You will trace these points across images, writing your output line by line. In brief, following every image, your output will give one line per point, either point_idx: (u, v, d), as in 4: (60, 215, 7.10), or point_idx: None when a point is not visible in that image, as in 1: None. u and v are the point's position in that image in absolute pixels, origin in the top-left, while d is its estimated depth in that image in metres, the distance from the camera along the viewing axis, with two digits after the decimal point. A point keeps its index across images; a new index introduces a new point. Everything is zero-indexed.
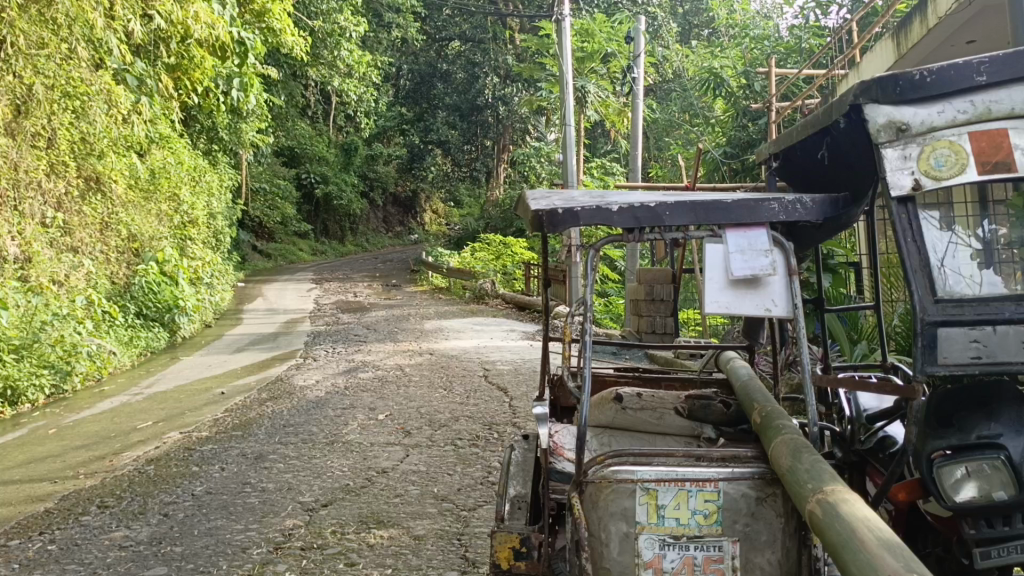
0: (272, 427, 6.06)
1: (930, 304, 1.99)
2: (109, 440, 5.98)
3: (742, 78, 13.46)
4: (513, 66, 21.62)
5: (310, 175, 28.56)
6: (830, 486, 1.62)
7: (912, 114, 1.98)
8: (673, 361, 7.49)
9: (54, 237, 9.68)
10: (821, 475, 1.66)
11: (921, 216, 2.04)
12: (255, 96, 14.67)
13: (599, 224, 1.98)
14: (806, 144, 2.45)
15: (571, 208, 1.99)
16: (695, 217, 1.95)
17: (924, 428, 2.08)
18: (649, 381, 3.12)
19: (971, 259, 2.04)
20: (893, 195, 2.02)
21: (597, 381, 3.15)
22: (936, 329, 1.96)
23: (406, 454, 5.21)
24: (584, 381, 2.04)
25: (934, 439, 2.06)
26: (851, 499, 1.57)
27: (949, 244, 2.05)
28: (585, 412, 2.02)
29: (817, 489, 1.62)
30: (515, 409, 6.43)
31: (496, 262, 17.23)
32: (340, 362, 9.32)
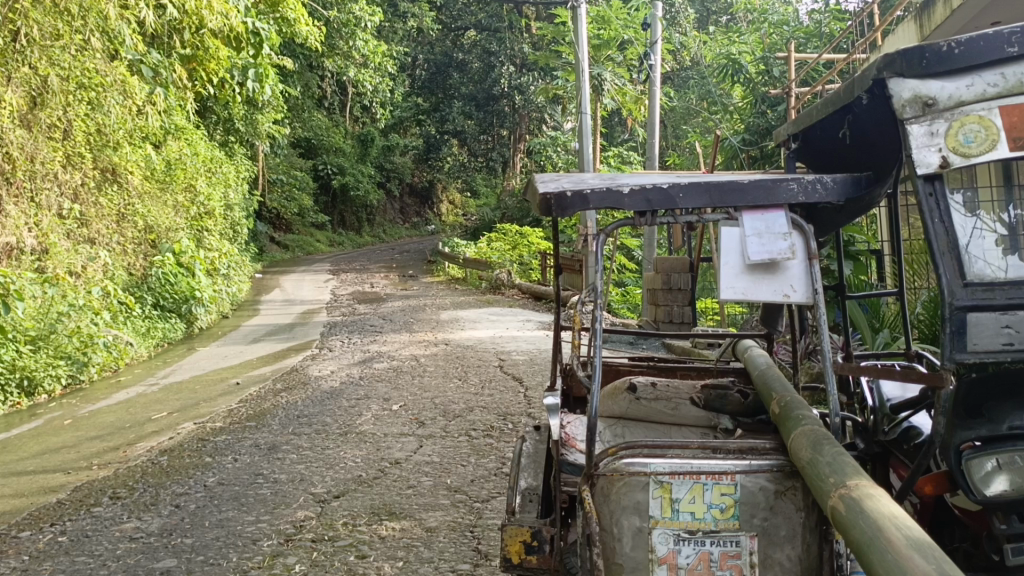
0: (286, 418, 6.03)
1: (959, 287, 1.91)
2: (123, 431, 5.98)
3: (760, 65, 13.31)
4: (529, 55, 21.52)
5: (327, 166, 28.61)
6: (853, 480, 1.54)
7: (939, 88, 1.88)
8: (691, 350, 7.41)
9: (71, 229, 9.72)
10: (843, 467, 1.58)
11: (948, 196, 1.94)
12: (270, 87, 14.65)
13: (609, 207, 1.91)
14: (826, 123, 2.36)
15: (580, 191, 1.92)
16: (708, 200, 1.87)
17: (952, 418, 1.97)
18: (664, 371, 3.04)
19: (996, 245, 1.95)
20: (920, 172, 1.92)
21: (610, 370, 3.07)
22: (965, 313, 1.88)
23: (420, 444, 5.16)
24: (595, 370, 1.96)
25: (963, 430, 1.97)
26: (876, 495, 1.49)
27: (974, 229, 1.96)
28: (595, 401, 1.94)
29: (840, 483, 1.54)
30: (529, 399, 6.37)
31: (513, 252, 17.17)
32: (355, 353, 9.29)
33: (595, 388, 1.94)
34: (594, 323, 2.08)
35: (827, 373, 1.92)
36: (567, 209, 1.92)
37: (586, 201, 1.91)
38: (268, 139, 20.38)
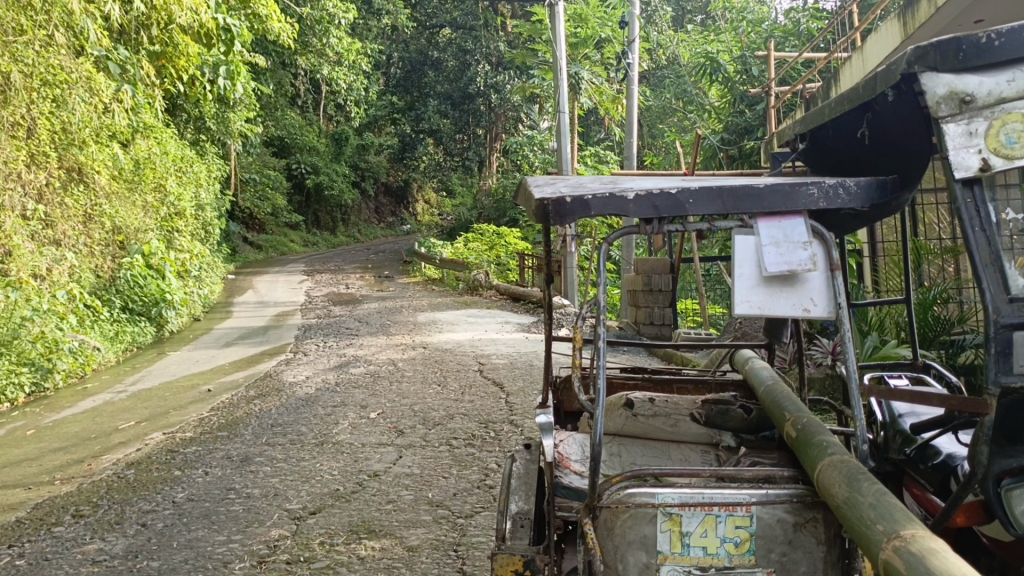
0: (260, 427, 5.82)
1: (1004, 304, 1.70)
2: (88, 442, 5.73)
3: (738, 64, 13.27)
4: (506, 53, 21.38)
5: (301, 165, 28.26)
6: (907, 529, 1.36)
7: (977, 84, 1.70)
8: (674, 354, 7.30)
9: (36, 230, 9.41)
10: (890, 510, 1.42)
11: (987, 201, 1.74)
12: (242, 84, 14.36)
13: (612, 214, 1.76)
14: (843, 121, 2.24)
15: (581, 195, 1.77)
16: (721, 206, 1.73)
17: (992, 446, 1.73)
18: (659, 384, 2.90)
19: (997, 243, 1.74)
20: (958, 176, 1.73)
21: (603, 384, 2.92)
22: (1012, 333, 1.68)
23: (400, 455, 4.97)
24: (598, 398, 1.79)
25: (1002, 458, 1.73)
26: (938, 549, 1.31)
27: (979, 226, 1.74)
28: (598, 431, 1.76)
29: (891, 533, 1.37)
30: (511, 406, 6.21)
31: (489, 253, 17.02)
32: (331, 357, 9.09)
33: (598, 416, 1.77)
34: (594, 336, 1.92)
35: (851, 394, 1.78)
36: (566, 216, 1.77)
37: (585, 206, 1.76)
38: (241, 137, 20.06)
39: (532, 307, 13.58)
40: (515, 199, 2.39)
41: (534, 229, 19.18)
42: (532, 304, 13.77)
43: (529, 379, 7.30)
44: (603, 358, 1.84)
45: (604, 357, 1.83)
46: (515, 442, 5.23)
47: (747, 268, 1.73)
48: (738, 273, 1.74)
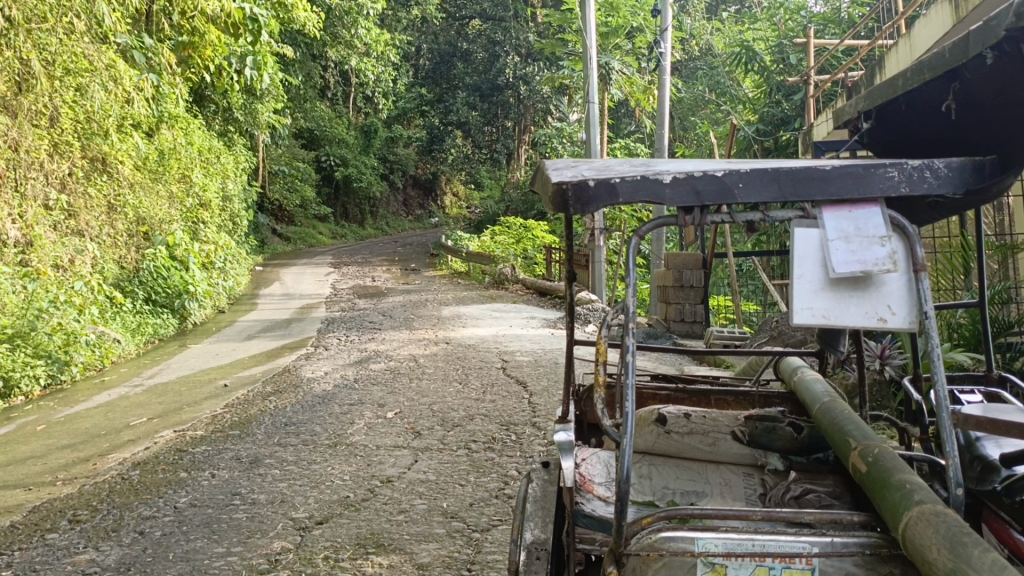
0: (273, 426, 5.59)
1: None
2: (97, 439, 5.54)
3: (775, 53, 12.88)
4: (536, 43, 21.07)
5: (330, 157, 28.19)
6: None
7: None
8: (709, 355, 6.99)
9: (58, 220, 9.25)
10: None
11: None
12: (268, 74, 14.19)
13: (645, 202, 1.48)
14: (928, 92, 2.08)
15: (606, 179, 1.50)
16: (775, 191, 1.45)
17: None
18: (693, 394, 2.60)
19: None
20: None
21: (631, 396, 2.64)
22: None
23: (415, 459, 4.72)
24: (625, 432, 1.43)
25: None
26: None
27: None
28: (627, 465, 1.43)
29: None
30: (535, 408, 5.93)
31: (517, 246, 16.75)
32: (352, 352, 8.86)
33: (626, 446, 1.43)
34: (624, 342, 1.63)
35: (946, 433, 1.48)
36: (587, 204, 1.49)
37: (610, 192, 1.48)
38: (269, 128, 19.98)
39: (559, 302, 13.29)
40: (533, 187, 2.13)
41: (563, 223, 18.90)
42: (559, 299, 13.48)
43: (554, 378, 7.02)
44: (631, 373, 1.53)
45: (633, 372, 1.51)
46: (538, 446, 4.95)
47: (809, 267, 1.45)
48: (798, 274, 1.46)
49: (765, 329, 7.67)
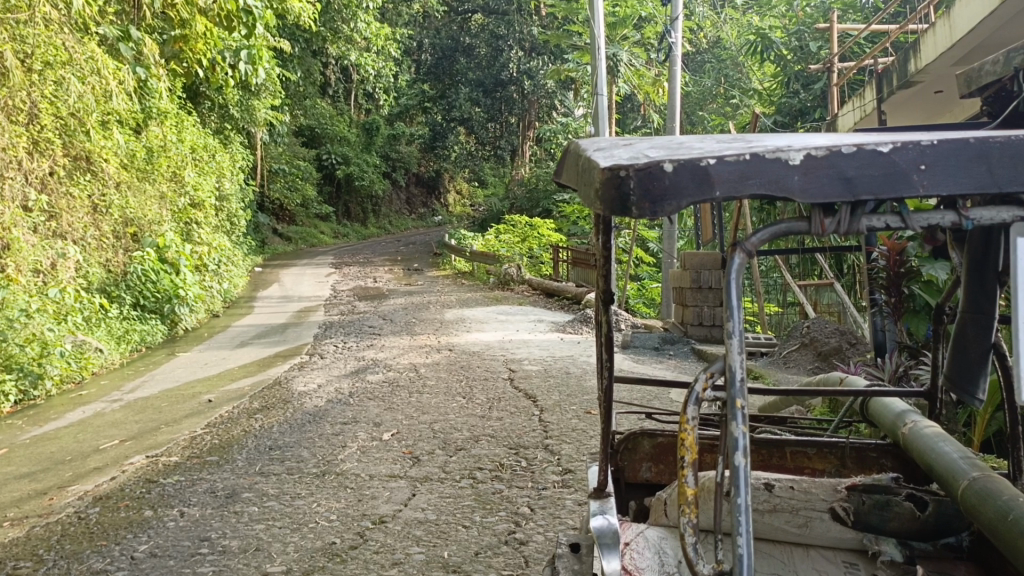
0: (256, 451, 5.02)
1: None
2: (61, 466, 5.00)
3: (792, 41, 12.31)
4: (540, 36, 20.53)
5: (331, 155, 27.62)
6: None
7: None
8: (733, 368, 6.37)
9: (38, 222, 8.65)
10: None
11: None
12: (264, 69, 13.59)
13: (766, 193, 1.25)
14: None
15: (702, 162, 1.24)
16: (965, 180, 1.24)
17: None
18: (760, 446, 2.23)
19: None
20: None
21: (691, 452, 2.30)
22: None
23: (413, 493, 4.14)
24: None
25: None
26: None
27: None
28: None
29: None
30: (546, 427, 5.37)
31: (522, 245, 16.22)
32: (348, 361, 8.28)
33: None
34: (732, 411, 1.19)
35: None
36: (659, 201, 1.23)
37: (700, 182, 1.24)
38: (267, 125, 19.46)
39: (567, 303, 12.74)
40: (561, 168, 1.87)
41: (570, 221, 18.33)
42: (568, 300, 12.92)
43: (567, 390, 6.46)
44: (743, 491, 1.16)
45: (748, 513, 1.14)
46: (551, 476, 4.39)
47: None
48: None
49: (794, 335, 7.09)
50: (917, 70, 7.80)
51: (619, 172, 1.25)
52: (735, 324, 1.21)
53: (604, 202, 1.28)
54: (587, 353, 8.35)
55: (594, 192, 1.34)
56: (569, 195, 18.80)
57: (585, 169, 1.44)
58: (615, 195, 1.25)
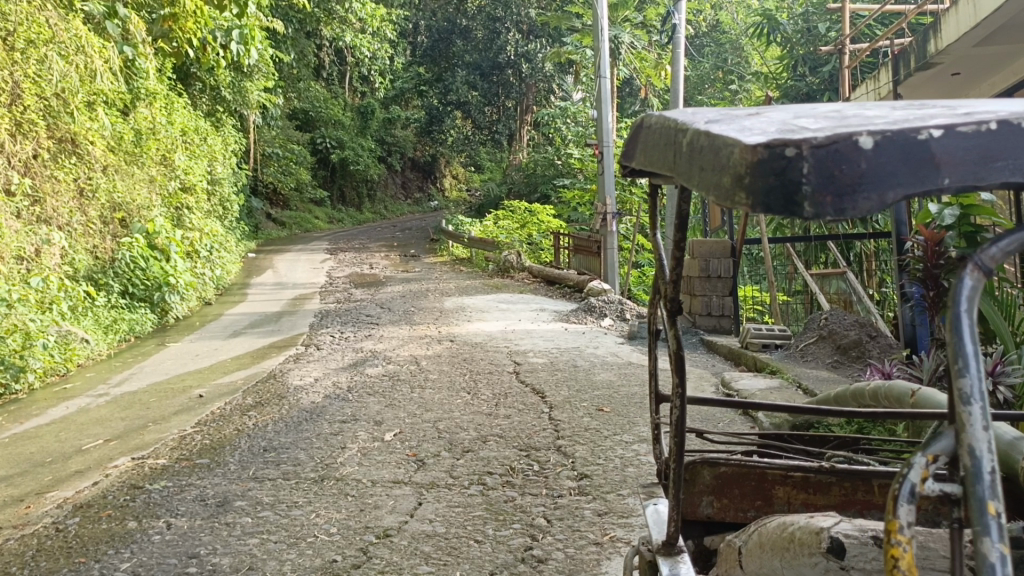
0: (249, 453, 4.72)
1: None
2: (40, 470, 4.69)
3: (800, 22, 12.00)
4: (539, 18, 20.19)
5: (325, 139, 27.22)
6: None
7: None
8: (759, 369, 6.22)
9: (22, 206, 8.27)
10: None
11: None
12: (257, 50, 13.21)
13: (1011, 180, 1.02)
14: None
15: (927, 137, 1.00)
16: None
17: None
18: (847, 481, 2.01)
19: None
20: None
21: (759, 482, 2.09)
22: None
23: (419, 501, 3.84)
24: None
25: None
26: None
27: None
28: None
29: None
30: (557, 426, 5.07)
31: (521, 231, 15.91)
32: (346, 352, 7.97)
33: None
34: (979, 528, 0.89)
35: None
36: (850, 192, 0.97)
37: (915, 166, 0.99)
38: (260, 108, 19.09)
39: (569, 292, 12.45)
40: (640, 153, 1.69)
41: (570, 207, 18.03)
42: (570, 288, 12.63)
43: (576, 386, 6.17)
44: None
45: None
46: (567, 482, 4.09)
47: None
48: None
49: (811, 327, 6.80)
50: (938, 50, 7.48)
51: (781, 153, 0.98)
52: (975, 386, 0.93)
53: (751, 192, 1.00)
54: (594, 345, 8.04)
55: (730, 179, 1.06)
56: (568, 179, 18.49)
57: (711, 148, 1.16)
58: (776, 184, 0.98)
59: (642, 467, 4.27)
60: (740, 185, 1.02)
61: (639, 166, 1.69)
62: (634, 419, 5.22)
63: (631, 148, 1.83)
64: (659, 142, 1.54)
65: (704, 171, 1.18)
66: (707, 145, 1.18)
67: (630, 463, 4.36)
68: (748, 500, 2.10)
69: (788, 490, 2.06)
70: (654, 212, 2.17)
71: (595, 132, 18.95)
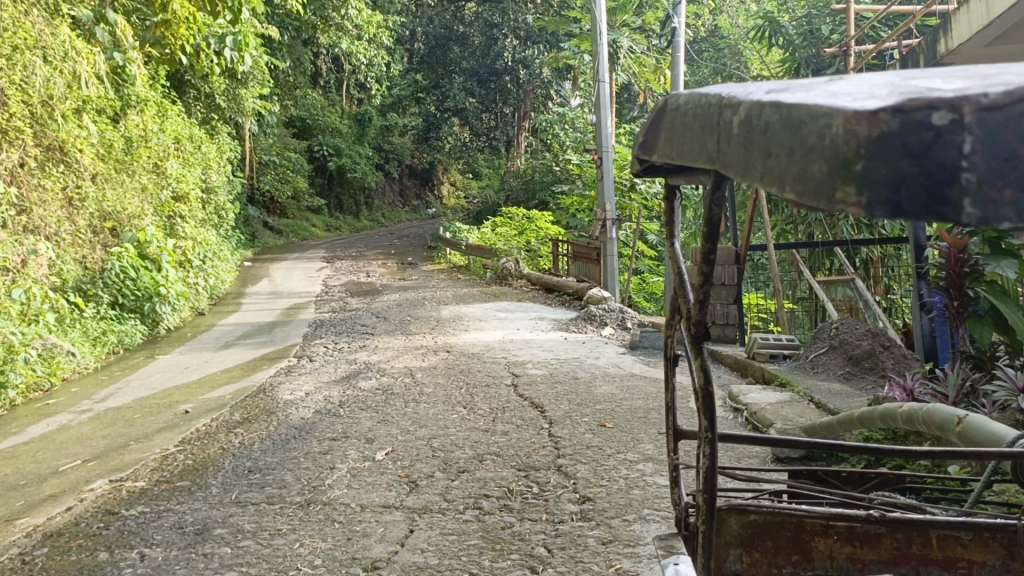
0: (233, 474, 4.48)
1: None
2: (12, 494, 4.45)
3: (802, 25, 11.80)
4: (536, 23, 20.03)
5: (322, 147, 27.03)
6: None
7: None
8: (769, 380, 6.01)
9: (7, 216, 7.98)
10: None
11: None
12: (250, 55, 12.97)
13: None
14: None
15: None
16: None
17: None
18: (900, 533, 1.94)
19: None
20: None
21: (799, 533, 1.96)
22: None
23: (410, 529, 3.59)
24: None
25: None
26: None
27: None
28: None
29: None
30: (558, 443, 4.83)
31: (519, 238, 15.68)
32: (339, 364, 7.72)
33: None
34: None
35: None
36: None
37: None
38: (255, 116, 18.87)
39: (568, 300, 12.22)
40: (674, 130, 1.50)
41: (569, 213, 17.80)
42: (569, 296, 12.41)
43: (577, 399, 5.94)
44: None
45: None
46: (568, 506, 3.84)
47: None
48: None
49: (820, 337, 6.56)
50: (948, 50, 7.26)
51: (925, 125, 0.84)
52: None
53: (877, 181, 0.85)
54: (595, 355, 7.81)
55: (829, 168, 0.91)
56: (567, 185, 18.26)
57: (789, 131, 1.01)
58: (915, 172, 0.84)
59: (647, 490, 4.03)
60: (851, 175, 0.88)
61: (667, 159, 1.56)
62: (638, 435, 4.98)
63: (649, 142, 1.69)
64: (693, 128, 1.41)
65: (778, 161, 1.03)
66: (783, 129, 1.04)
67: (635, 484, 4.11)
68: (783, 555, 1.97)
69: (829, 542, 1.97)
70: (668, 214, 1.95)
71: (593, 137, 18.71)
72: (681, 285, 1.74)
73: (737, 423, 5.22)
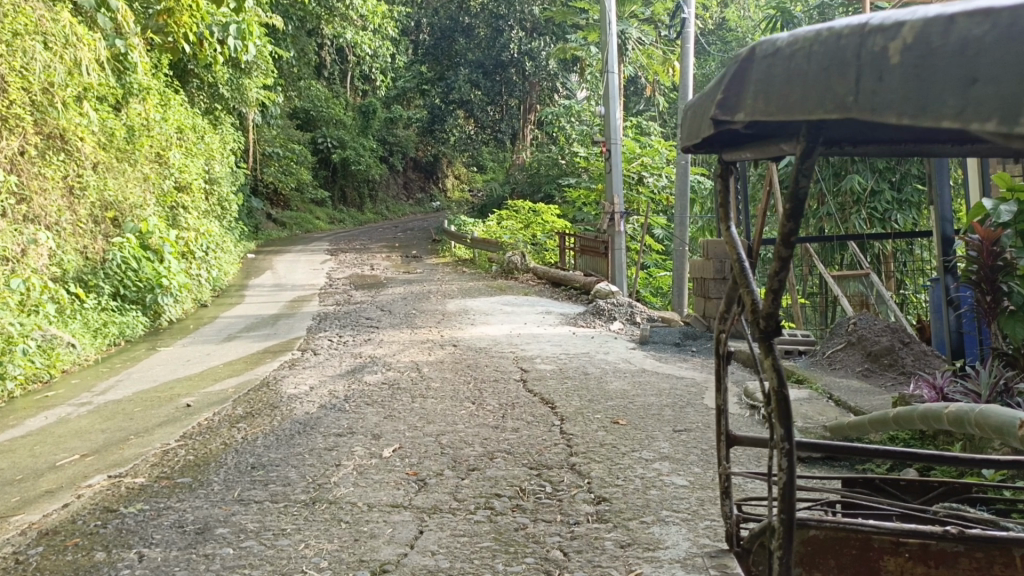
0: (236, 471, 4.34)
1: None
2: (8, 489, 4.31)
3: (814, 16, 11.61)
4: (543, 15, 19.84)
5: (326, 139, 26.85)
6: None
7: None
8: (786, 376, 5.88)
9: (6, 204, 7.82)
10: None
11: None
12: (254, 44, 12.78)
13: None
14: None
15: None
16: None
17: None
18: (979, 551, 1.78)
19: None
20: None
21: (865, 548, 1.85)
22: None
23: (420, 530, 3.45)
24: None
25: None
26: None
27: None
28: None
29: None
30: (570, 441, 4.69)
31: (525, 231, 15.52)
32: (344, 358, 7.57)
33: None
34: None
35: None
36: None
37: None
38: (259, 106, 18.72)
39: (575, 294, 12.07)
40: (779, 75, 1.53)
41: (575, 207, 17.64)
42: (576, 291, 12.26)
43: (588, 395, 5.79)
44: None
45: None
46: (584, 507, 3.70)
47: None
48: None
49: (837, 332, 6.42)
50: None
51: None
52: None
53: None
54: (604, 350, 7.67)
55: None
56: (574, 178, 18.08)
57: (1014, 52, 1.11)
58: None
59: (665, 490, 3.88)
60: None
61: (749, 117, 1.61)
62: (652, 433, 4.83)
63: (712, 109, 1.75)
64: (797, 80, 1.49)
65: (992, 79, 1.14)
66: (1003, 50, 1.13)
67: (651, 484, 3.97)
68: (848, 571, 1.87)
69: (900, 561, 1.83)
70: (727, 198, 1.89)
71: (600, 130, 18.50)
72: (745, 276, 1.69)
73: (754, 421, 5.08)
